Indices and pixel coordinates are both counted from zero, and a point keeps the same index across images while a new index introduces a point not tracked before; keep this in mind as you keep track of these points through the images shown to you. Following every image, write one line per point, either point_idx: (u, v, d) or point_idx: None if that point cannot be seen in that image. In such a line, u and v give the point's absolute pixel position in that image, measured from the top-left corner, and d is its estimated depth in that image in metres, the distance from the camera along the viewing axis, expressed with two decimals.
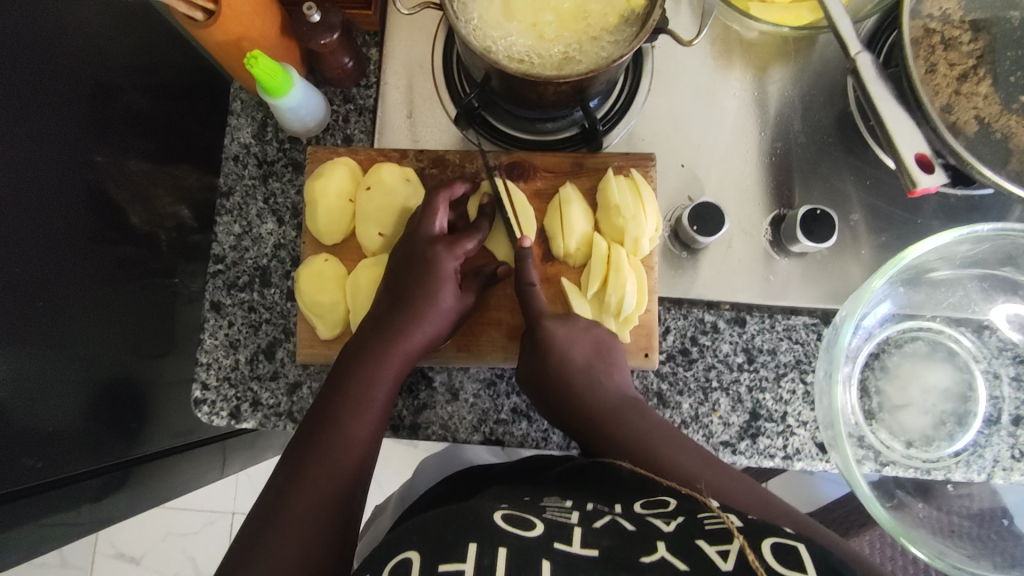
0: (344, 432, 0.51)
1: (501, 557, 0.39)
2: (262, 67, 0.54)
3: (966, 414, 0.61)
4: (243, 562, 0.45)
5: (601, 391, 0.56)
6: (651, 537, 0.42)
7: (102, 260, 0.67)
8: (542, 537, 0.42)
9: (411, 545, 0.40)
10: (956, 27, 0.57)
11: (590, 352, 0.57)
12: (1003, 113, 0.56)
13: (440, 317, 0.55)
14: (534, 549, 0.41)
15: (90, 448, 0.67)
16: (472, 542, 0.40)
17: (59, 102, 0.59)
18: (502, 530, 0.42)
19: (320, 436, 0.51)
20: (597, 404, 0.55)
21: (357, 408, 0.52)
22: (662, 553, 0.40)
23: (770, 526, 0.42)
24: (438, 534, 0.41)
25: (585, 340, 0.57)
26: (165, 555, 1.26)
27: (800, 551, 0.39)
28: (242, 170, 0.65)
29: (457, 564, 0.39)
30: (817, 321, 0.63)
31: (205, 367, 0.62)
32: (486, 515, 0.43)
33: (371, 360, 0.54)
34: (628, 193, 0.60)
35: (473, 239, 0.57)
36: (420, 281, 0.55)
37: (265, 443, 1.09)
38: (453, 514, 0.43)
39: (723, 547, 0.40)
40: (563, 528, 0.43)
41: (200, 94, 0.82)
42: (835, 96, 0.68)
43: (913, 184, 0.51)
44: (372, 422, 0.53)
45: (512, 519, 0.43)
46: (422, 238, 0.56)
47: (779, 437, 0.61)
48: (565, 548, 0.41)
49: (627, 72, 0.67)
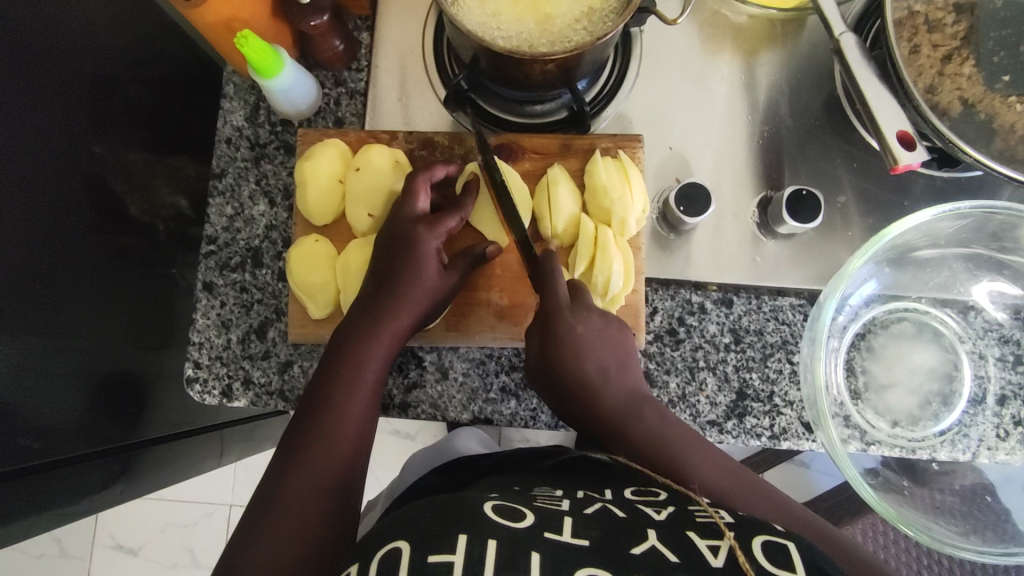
0: (337, 420, 0.51)
1: (490, 549, 0.38)
2: (252, 47, 0.55)
3: (951, 394, 0.62)
4: (239, 540, 0.47)
5: (612, 391, 0.55)
6: (641, 526, 0.42)
7: (99, 245, 0.67)
8: (533, 527, 0.41)
9: (400, 536, 0.39)
10: (940, 9, 0.57)
11: (603, 351, 0.56)
12: (986, 94, 0.56)
13: (425, 296, 0.56)
14: (524, 540, 0.39)
15: (88, 430, 0.67)
16: (462, 533, 0.39)
17: (56, 87, 0.60)
18: (492, 522, 0.40)
19: (314, 425, 0.51)
20: (604, 401, 0.55)
21: (349, 395, 0.53)
22: (652, 542, 0.40)
23: (761, 522, 0.41)
24: (426, 526, 0.40)
25: (602, 339, 0.56)
26: (164, 546, 1.27)
27: (790, 548, 0.38)
28: (235, 153, 0.66)
29: (446, 555, 0.37)
30: (804, 302, 0.64)
31: (197, 347, 0.62)
32: (478, 505, 0.42)
33: (363, 349, 0.54)
34: (615, 174, 0.60)
35: (455, 217, 0.58)
36: (405, 262, 0.56)
37: (263, 433, 1.10)
38: (441, 506, 0.42)
39: (714, 543, 0.39)
40: (554, 519, 0.42)
41: (196, 81, 0.83)
42: (823, 80, 0.68)
43: (894, 161, 0.52)
44: (363, 409, 0.53)
45: (503, 510, 0.42)
46: (404, 218, 0.57)
47: (766, 417, 0.62)
48: (556, 539, 0.40)
49: (616, 55, 0.67)
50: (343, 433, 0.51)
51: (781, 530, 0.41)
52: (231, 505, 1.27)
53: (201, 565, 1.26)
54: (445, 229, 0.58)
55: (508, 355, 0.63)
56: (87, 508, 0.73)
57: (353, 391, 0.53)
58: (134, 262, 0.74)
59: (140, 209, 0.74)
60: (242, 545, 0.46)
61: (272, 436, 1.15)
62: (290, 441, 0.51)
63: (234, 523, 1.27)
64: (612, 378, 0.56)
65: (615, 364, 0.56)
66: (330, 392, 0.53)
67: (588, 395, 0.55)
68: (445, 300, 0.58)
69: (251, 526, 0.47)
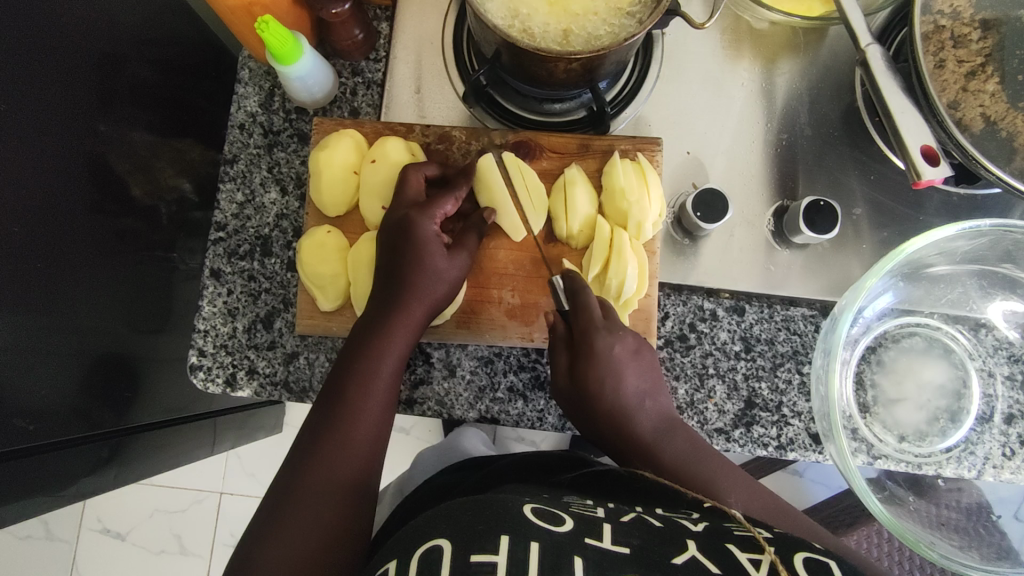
0: (355, 419, 0.51)
1: (535, 553, 0.38)
2: (272, 33, 0.54)
3: (959, 411, 0.62)
4: (262, 540, 0.46)
5: (641, 408, 0.56)
6: (681, 536, 0.42)
7: (100, 226, 0.66)
8: (572, 532, 0.41)
9: (441, 533, 0.40)
10: (966, 24, 0.57)
11: (637, 372, 0.56)
12: (1009, 111, 0.56)
13: (437, 284, 0.55)
14: (564, 545, 0.39)
15: (83, 414, 0.66)
16: (504, 534, 0.39)
17: (66, 65, 0.59)
18: (532, 524, 0.41)
19: (335, 423, 0.51)
20: (636, 421, 0.56)
21: (369, 391, 0.52)
22: (693, 553, 0.40)
23: (799, 540, 0.42)
24: (468, 525, 0.40)
25: (638, 362, 0.56)
26: (152, 532, 1.26)
27: (833, 568, 0.38)
28: (247, 139, 0.65)
29: (488, 555, 0.38)
30: (815, 313, 0.64)
31: (201, 334, 0.61)
32: (518, 509, 0.42)
33: (380, 345, 0.54)
34: (633, 177, 0.60)
35: (449, 199, 0.57)
36: (411, 252, 0.55)
37: (257, 422, 1.09)
38: (481, 505, 0.42)
39: (756, 556, 0.39)
40: (593, 525, 0.42)
41: (205, 65, 0.82)
42: (843, 90, 0.68)
43: (917, 176, 0.51)
44: (381, 408, 0.53)
45: (543, 515, 0.43)
46: (402, 204, 0.57)
47: (773, 427, 0.61)
48: (597, 544, 0.40)
49: (637, 57, 0.67)
50: (361, 433, 0.51)
51: (819, 547, 0.42)
52: (221, 494, 1.26)
53: (188, 552, 1.25)
54: (441, 212, 0.56)
55: (518, 354, 0.62)
56: (77, 491, 0.72)
57: (370, 389, 0.52)
58: (135, 244, 0.73)
59: (142, 191, 0.73)
60: (259, 540, 0.46)
61: (266, 425, 1.14)
62: (308, 437, 0.51)
63: (223, 512, 1.25)
64: (646, 400, 0.56)
65: (650, 386, 0.57)
66: (347, 389, 0.52)
67: (621, 410, 0.55)
68: (456, 285, 0.56)
69: (269, 520, 0.47)
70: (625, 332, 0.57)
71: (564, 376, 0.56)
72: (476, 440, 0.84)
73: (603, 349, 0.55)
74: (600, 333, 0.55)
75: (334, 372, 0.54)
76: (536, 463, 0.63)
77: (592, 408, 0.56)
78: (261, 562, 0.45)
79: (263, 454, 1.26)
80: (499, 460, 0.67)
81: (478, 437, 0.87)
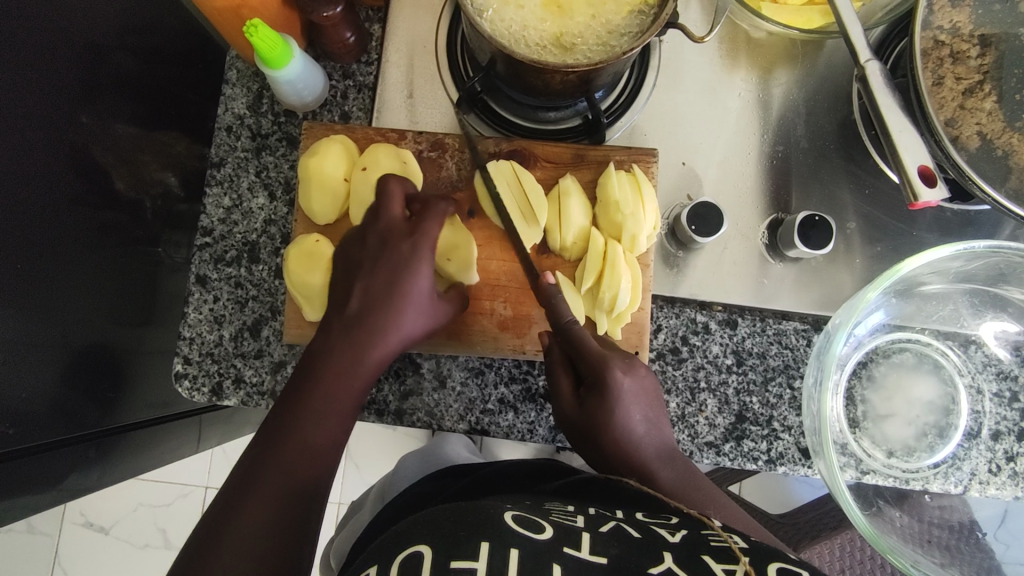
0: (318, 419, 0.50)
1: (512, 557, 0.38)
2: (262, 37, 0.52)
3: (947, 427, 0.62)
4: (220, 522, 0.45)
5: (645, 439, 0.56)
6: (658, 547, 0.41)
7: (83, 222, 0.65)
8: (552, 540, 0.41)
9: (421, 540, 0.39)
10: (965, 40, 0.57)
11: (646, 402, 0.56)
12: (1006, 130, 0.56)
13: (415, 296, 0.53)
14: (545, 552, 0.39)
15: (63, 415, 0.65)
16: (484, 542, 0.39)
17: (48, 59, 0.57)
18: (514, 531, 0.41)
19: (296, 422, 0.49)
20: (638, 447, 0.55)
21: (337, 393, 0.51)
22: (668, 564, 0.39)
23: (774, 551, 0.42)
24: (450, 531, 0.40)
25: (646, 394, 0.56)
26: (135, 525, 1.25)
27: None
28: (235, 141, 0.64)
29: (469, 562, 0.38)
30: (807, 328, 0.64)
31: (187, 342, 0.60)
32: (499, 515, 0.42)
33: (355, 352, 0.52)
34: (628, 188, 0.59)
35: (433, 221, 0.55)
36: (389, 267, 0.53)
37: (244, 418, 1.08)
38: (463, 511, 0.42)
39: (730, 567, 0.39)
40: (573, 534, 0.42)
41: (192, 59, 0.80)
42: (839, 102, 0.68)
43: (914, 197, 0.52)
44: (342, 415, 0.51)
45: (523, 521, 0.43)
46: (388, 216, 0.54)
47: (764, 441, 0.61)
48: (575, 554, 0.40)
49: (633, 66, 0.66)
50: (321, 433, 0.50)
51: (793, 558, 0.42)
52: (206, 488, 1.25)
53: (173, 545, 1.24)
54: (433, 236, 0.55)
55: (509, 365, 0.62)
56: (57, 491, 0.70)
57: (338, 392, 0.51)
58: (119, 241, 0.71)
59: (126, 185, 0.71)
60: (212, 545, 0.44)
61: (253, 421, 1.13)
62: (265, 439, 0.49)
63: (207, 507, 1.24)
64: (651, 429, 0.56)
65: (655, 415, 0.57)
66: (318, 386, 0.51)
67: (621, 438, 0.55)
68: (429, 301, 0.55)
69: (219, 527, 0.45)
70: (637, 365, 0.56)
71: (570, 401, 0.56)
72: (459, 445, 0.86)
73: (615, 383, 0.54)
74: (613, 365, 0.54)
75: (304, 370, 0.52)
76: (521, 473, 0.63)
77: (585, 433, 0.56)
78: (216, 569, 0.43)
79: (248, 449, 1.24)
80: (485, 467, 0.67)
81: (462, 443, 0.89)
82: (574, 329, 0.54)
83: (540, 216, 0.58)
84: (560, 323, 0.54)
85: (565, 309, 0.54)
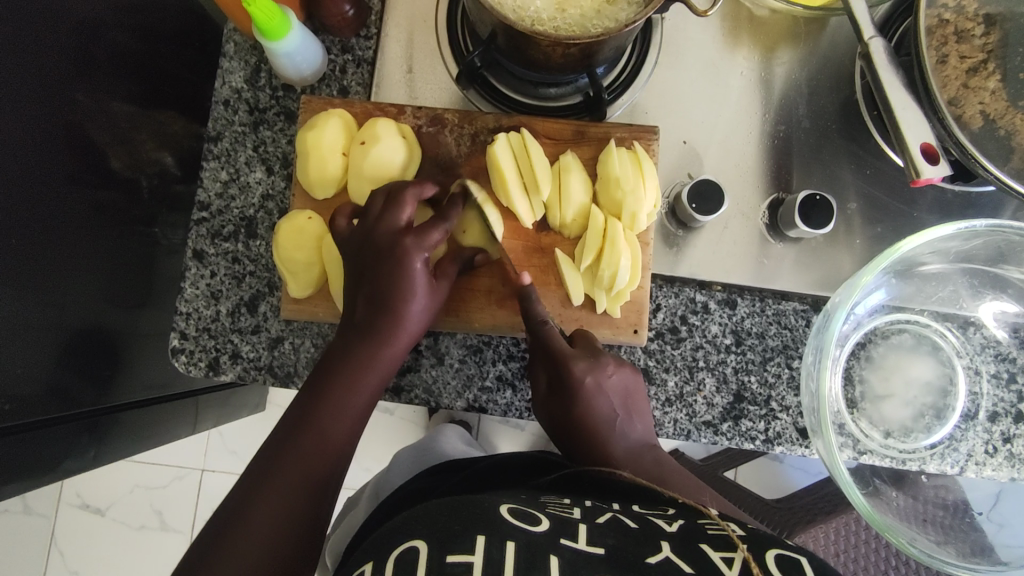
0: (337, 414, 0.51)
1: (509, 551, 0.38)
2: (261, 8, 0.51)
3: (944, 408, 0.62)
4: (242, 511, 0.46)
5: (623, 437, 0.57)
6: (654, 538, 0.42)
7: (79, 201, 0.64)
8: (549, 533, 0.41)
9: (418, 534, 0.40)
10: (970, 19, 0.56)
11: (618, 399, 0.57)
12: (1009, 110, 0.55)
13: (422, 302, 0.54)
14: (540, 544, 0.39)
15: (59, 393, 0.64)
16: (479, 534, 0.39)
17: (43, 34, 0.56)
18: (510, 525, 0.41)
19: (314, 421, 0.50)
20: (612, 443, 0.57)
21: (353, 393, 0.52)
22: (667, 553, 0.40)
23: (772, 539, 0.42)
24: (445, 525, 0.40)
25: (614, 389, 0.57)
26: (131, 507, 1.24)
27: (804, 561, 0.39)
28: (232, 116, 0.63)
29: (465, 555, 0.38)
30: (807, 308, 0.63)
31: (184, 317, 0.60)
32: (494, 509, 0.43)
33: (370, 354, 0.52)
34: (629, 165, 0.58)
35: (439, 228, 0.54)
36: (394, 274, 0.53)
37: (240, 400, 1.07)
38: (457, 506, 0.43)
39: (728, 555, 0.39)
40: (569, 526, 0.42)
41: (190, 36, 0.79)
42: (842, 82, 0.67)
43: (916, 174, 0.51)
44: (358, 412, 0.52)
45: (519, 515, 0.43)
46: (394, 224, 0.54)
47: (761, 420, 0.61)
48: (572, 545, 0.40)
49: (635, 44, 0.66)
50: (341, 428, 0.51)
51: (792, 544, 0.42)
52: (202, 471, 1.24)
53: (170, 529, 1.24)
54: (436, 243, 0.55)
55: (507, 344, 0.62)
56: (54, 472, 0.70)
57: (358, 394, 0.52)
58: (115, 220, 0.71)
59: (122, 163, 0.71)
60: (227, 535, 0.45)
61: (249, 404, 1.13)
62: (284, 431, 0.50)
63: (204, 490, 1.24)
64: (620, 423, 0.57)
65: (627, 413, 0.58)
66: (332, 385, 0.52)
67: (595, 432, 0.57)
68: (435, 298, 0.55)
69: (238, 512, 0.46)
70: (603, 359, 0.57)
71: (544, 396, 0.58)
72: (453, 438, 0.86)
73: (578, 380, 0.56)
74: (578, 365, 0.55)
75: (320, 368, 0.53)
76: (515, 466, 0.63)
77: (563, 424, 0.58)
78: (230, 554, 0.45)
79: (246, 432, 1.24)
80: (482, 460, 0.67)
81: (457, 436, 0.89)
82: (545, 329, 0.55)
83: (542, 188, 0.57)
84: (533, 323, 0.56)
85: (541, 309, 0.56)
